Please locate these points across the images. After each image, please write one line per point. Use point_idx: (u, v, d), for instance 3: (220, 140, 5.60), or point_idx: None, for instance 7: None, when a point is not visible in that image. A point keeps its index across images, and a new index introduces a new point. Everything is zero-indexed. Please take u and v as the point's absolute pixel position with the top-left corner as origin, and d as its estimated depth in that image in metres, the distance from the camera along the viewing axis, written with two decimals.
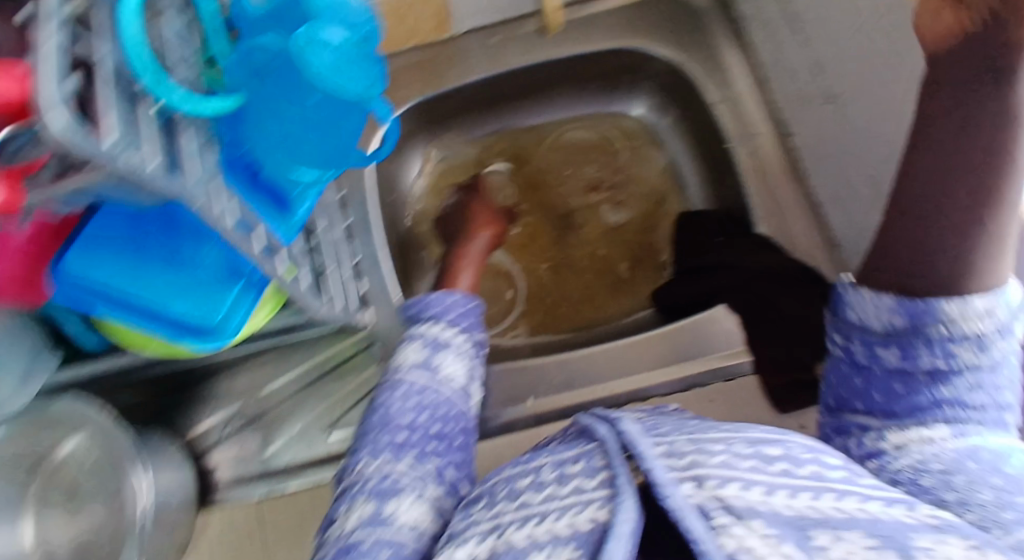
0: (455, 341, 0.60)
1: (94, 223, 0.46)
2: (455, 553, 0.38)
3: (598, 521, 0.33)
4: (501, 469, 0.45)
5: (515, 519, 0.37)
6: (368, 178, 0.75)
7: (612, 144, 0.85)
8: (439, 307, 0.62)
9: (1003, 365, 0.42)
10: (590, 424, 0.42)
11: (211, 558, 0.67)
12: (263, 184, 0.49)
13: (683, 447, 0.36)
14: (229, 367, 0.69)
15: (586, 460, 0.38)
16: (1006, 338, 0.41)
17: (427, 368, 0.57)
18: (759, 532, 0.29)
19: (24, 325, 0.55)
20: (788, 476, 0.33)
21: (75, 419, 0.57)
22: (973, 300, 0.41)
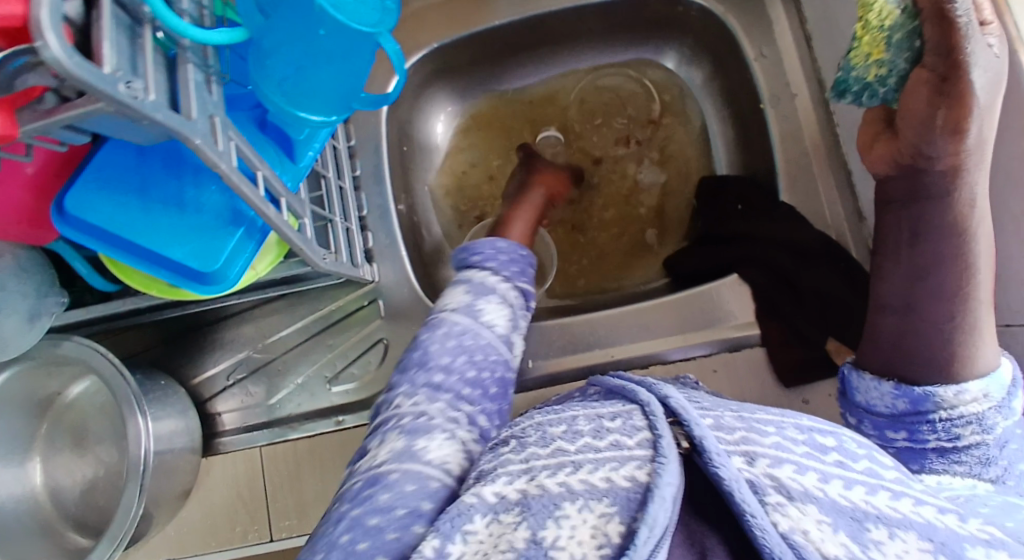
0: (499, 287, 0.57)
1: (97, 158, 0.46)
2: (482, 488, 0.35)
3: (636, 481, 0.32)
4: (532, 417, 0.43)
5: (549, 466, 0.34)
6: (381, 127, 0.72)
7: (646, 96, 0.80)
8: (486, 251, 0.60)
9: (1009, 441, 0.44)
10: (624, 383, 0.39)
11: (215, 500, 0.67)
12: (273, 129, 0.50)
13: (731, 422, 0.36)
14: (237, 315, 0.70)
15: (625, 419, 0.36)
16: (1007, 417, 0.44)
17: (468, 313, 0.54)
18: (814, 517, 0.30)
19: (33, 262, 0.56)
20: (843, 467, 0.33)
21: (83, 357, 0.56)
22: (968, 386, 0.44)
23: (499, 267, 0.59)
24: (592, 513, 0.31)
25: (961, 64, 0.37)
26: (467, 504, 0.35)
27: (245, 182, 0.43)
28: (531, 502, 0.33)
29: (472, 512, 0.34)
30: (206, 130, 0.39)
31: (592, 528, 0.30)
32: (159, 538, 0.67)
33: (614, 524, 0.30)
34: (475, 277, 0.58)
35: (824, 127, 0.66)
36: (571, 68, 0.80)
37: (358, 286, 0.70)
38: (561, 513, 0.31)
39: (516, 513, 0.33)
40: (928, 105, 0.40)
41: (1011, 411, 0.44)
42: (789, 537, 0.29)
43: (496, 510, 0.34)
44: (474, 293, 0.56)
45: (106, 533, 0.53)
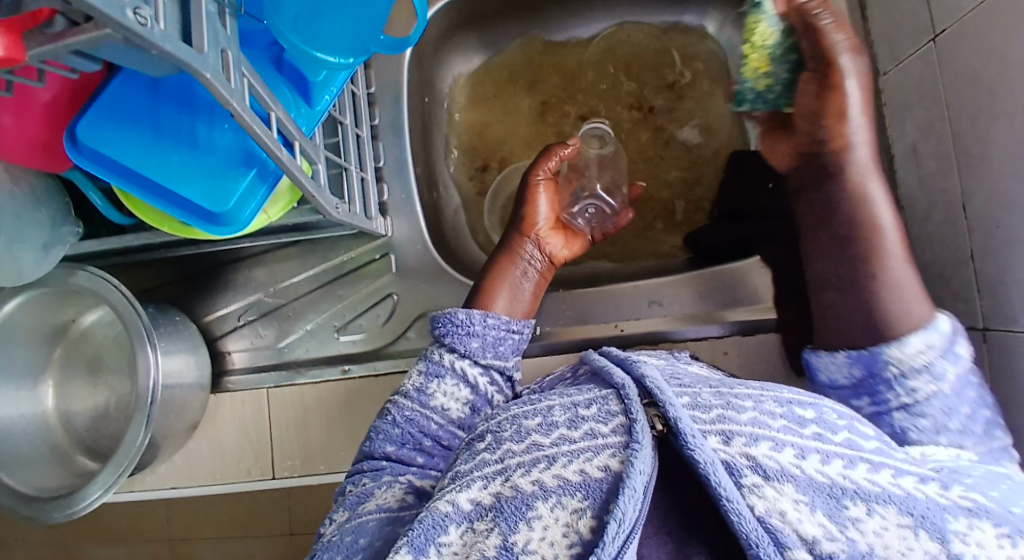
0: (455, 365, 0.53)
1: (112, 90, 0.45)
2: (456, 495, 0.36)
3: (609, 470, 0.33)
4: (508, 408, 0.43)
5: (523, 463, 0.35)
6: (403, 76, 0.70)
7: (669, 58, 0.75)
8: (443, 325, 0.55)
9: (967, 387, 0.45)
10: (605, 366, 0.40)
11: (223, 435, 0.69)
12: (288, 70, 0.49)
13: (708, 400, 0.36)
14: (250, 258, 0.70)
15: (600, 404, 0.37)
16: (957, 363, 0.45)
17: (415, 397, 0.52)
18: (791, 497, 0.30)
19: (47, 192, 0.56)
20: (822, 439, 0.34)
21: (96, 287, 0.57)
22: (908, 340, 0.45)
23: (454, 342, 0.54)
24: (564, 511, 0.32)
25: (833, 63, 0.50)
26: (442, 513, 0.35)
27: (258, 122, 0.41)
28: (504, 505, 0.34)
29: (447, 523, 0.34)
30: (218, 65, 0.38)
31: (563, 527, 0.32)
32: (166, 467, 0.69)
33: (585, 520, 0.31)
34: (432, 353, 0.55)
35: None
36: (600, 26, 0.77)
37: (371, 239, 0.69)
38: (533, 514, 0.32)
39: (488, 519, 0.33)
40: (815, 98, 0.51)
41: (960, 356, 0.45)
42: (766, 521, 0.30)
43: (470, 518, 0.34)
44: (427, 373, 0.53)
45: (112, 459, 0.55)
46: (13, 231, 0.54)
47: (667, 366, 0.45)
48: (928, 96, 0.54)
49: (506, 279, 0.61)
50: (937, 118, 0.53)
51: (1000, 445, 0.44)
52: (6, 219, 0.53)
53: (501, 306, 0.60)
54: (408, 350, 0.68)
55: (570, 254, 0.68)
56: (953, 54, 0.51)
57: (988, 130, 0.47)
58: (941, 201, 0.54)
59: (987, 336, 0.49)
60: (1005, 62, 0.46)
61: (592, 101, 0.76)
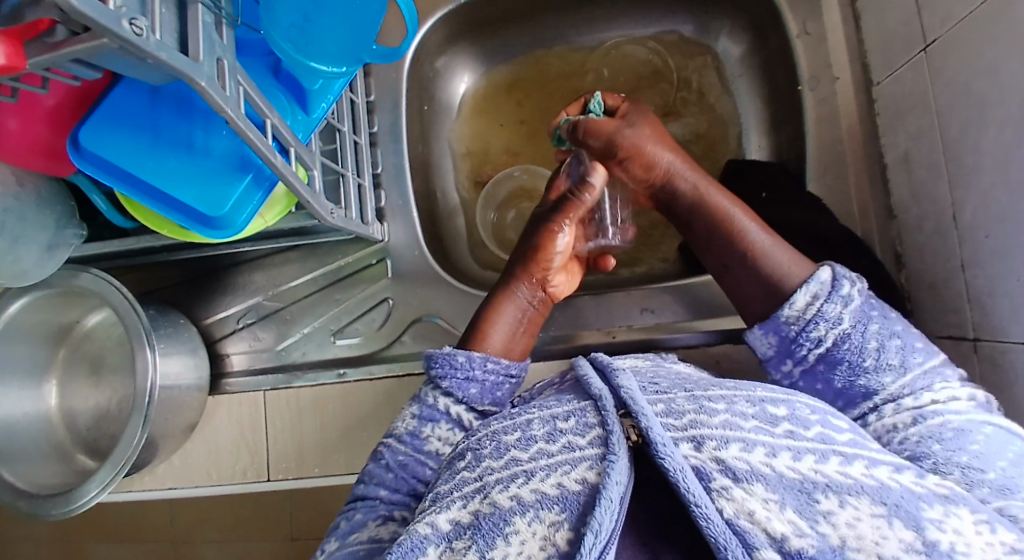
0: (450, 410, 0.52)
1: (113, 97, 0.47)
2: (436, 516, 0.35)
3: (586, 483, 0.32)
4: (488, 423, 0.42)
5: (501, 480, 0.35)
6: (402, 84, 0.71)
7: (664, 67, 0.76)
8: (441, 366, 0.53)
9: (869, 321, 0.47)
10: (585, 376, 0.41)
11: (221, 437, 0.70)
12: (285, 78, 0.51)
13: (682, 406, 0.36)
14: (249, 263, 0.72)
15: (578, 417, 0.37)
16: (847, 303, 0.47)
17: (408, 442, 0.51)
18: (760, 496, 0.30)
19: (51, 196, 0.58)
20: (793, 437, 0.33)
21: (99, 288, 0.58)
22: (794, 298, 0.49)
23: (452, 387, 0.53)
24: (541, 524, 0.32)
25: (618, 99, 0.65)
26: (421, 535, 0.35)
27: (254, 130, 0.43)
28: (482, 522, 0.33)
29: (425, 544, 0.34)
30: (214, 73, 0.39)
31: (540, 540, 0.31)
32: (165, 467, 0.70)
33: (561, 532, 0.31)
34: (425, 395, 0.53)
35: (864, 115, 0.62)
36: (598, 37, 0.77)
37: (369, 243, 0.70)
38: (511, 529, 0.32)
39: (467, 537, 0.33)
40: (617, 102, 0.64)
41: (848, 297, 0.48)
42: (735, 523, 0.29)
43: (450, 538, 0.34)
44: (420, 417, 0.52)
45: (109, 459, 0.56)
46: (17, 231, 0.55)
47: (647, 368, 0.45)
48: (921, 105, 0.54)
49: (504, 324, 0.60)
50: (930, 128, 0.53)
51: (926, 369, 0.47)
52: (11, 220, 0.54)
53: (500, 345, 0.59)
54: (402, 355, 0.69)
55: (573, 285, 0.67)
56: (944, 64, 0.51)
57: (980, 140, 0.48)
58: (932, 210, 0.54)
59: (978, 345, 0.50)
60: (996, 72, 0.46)
61: None
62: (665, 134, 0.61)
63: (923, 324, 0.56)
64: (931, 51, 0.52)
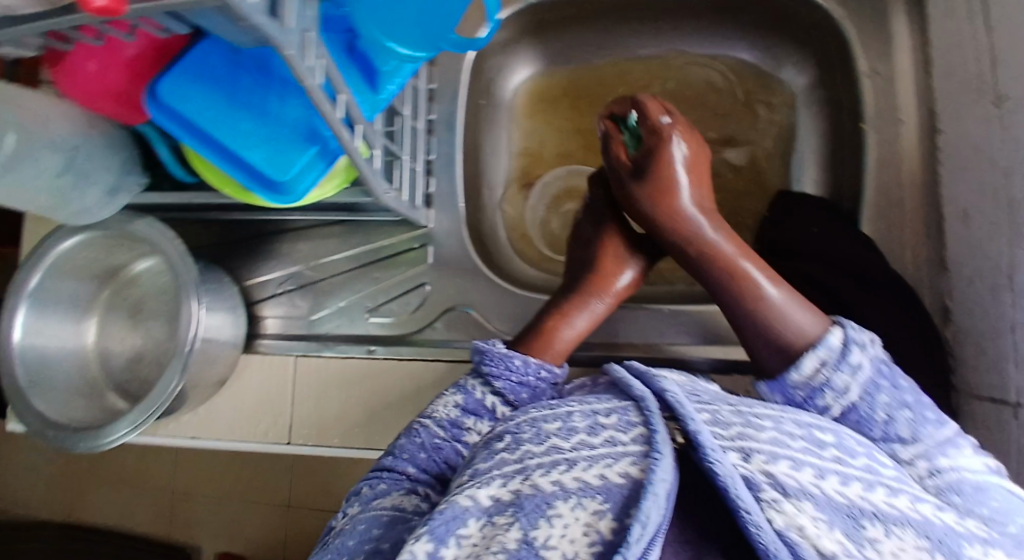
0: (493, 406, 0.53)
1: (192, 54, 0.47)
2: (476, 490, 0.36)
3: (629, 477, 0.34)
4: (527, 410, 0.44)
5: (543, 464, 0.36)
6: (464, 75, 0.72)
7: (724, 89, 0.76)
8: (493, 363, 0.55)
9: (878, 391, 0.44)
10: (625, 379, 0.42)
11: (247, 395, 0.71)
12: (358, 55, 0.51)
13: (728, 418, 0.37)
14: (295, 231, 0.73)
15: (620, 414, 0.38)
16: (856, 372, 0.44)
17: (449, 428, 0.51)
18: (810, 514, 0.31)
19: (119, 141, 0.60)
20: (842, 462, 0.35)
21: (153, 237, 0.60)
22: (802, 364, 0.46)
23: (504, 389, 0.54)
24: (585, 511, 0.33)
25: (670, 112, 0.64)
26: (461, 506, 0.36)
27: (328, 101, 0.43)
28: (524, 501, 0.34)
29: (466, 516, 0.35)
30: (297, 43, 0.39)
31: (584, 526, 0.32)
32: (189, 417, 0.72)
33: (605, 521, 0.32)
34: (473, 388, 0.54)
35: (925, 162, 0.61)
36: (662, 51, 0.78)
37: (412, 228, 0.72)
38: (553, 512, 0.33)
39: (509, 514, 0.34)
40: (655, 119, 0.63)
41: (858, 365, 0.44)
42: (785, 535, 0.30)
43: (490, 512, 0.35)
44: (464, 409, 0.53)
45: (144, 400, 0.58)
46: (85, 171, 0.57)
47: (686, 383, 0.46)
48: (986, 159, 0.54)
49: (576, 328, 0.62)
50: (992, 183, 0.53)
51: (939, 438, 0.43)
52: (80, 157, 0.56)
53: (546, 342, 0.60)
54: (432, 340, 0.70)
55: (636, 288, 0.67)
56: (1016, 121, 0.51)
57: None
58: (985, 266, 0.53)
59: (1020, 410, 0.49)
60: None
61: None
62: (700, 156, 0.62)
63: (961, 380, 0.56)
64: (1004, 107, 0.52)
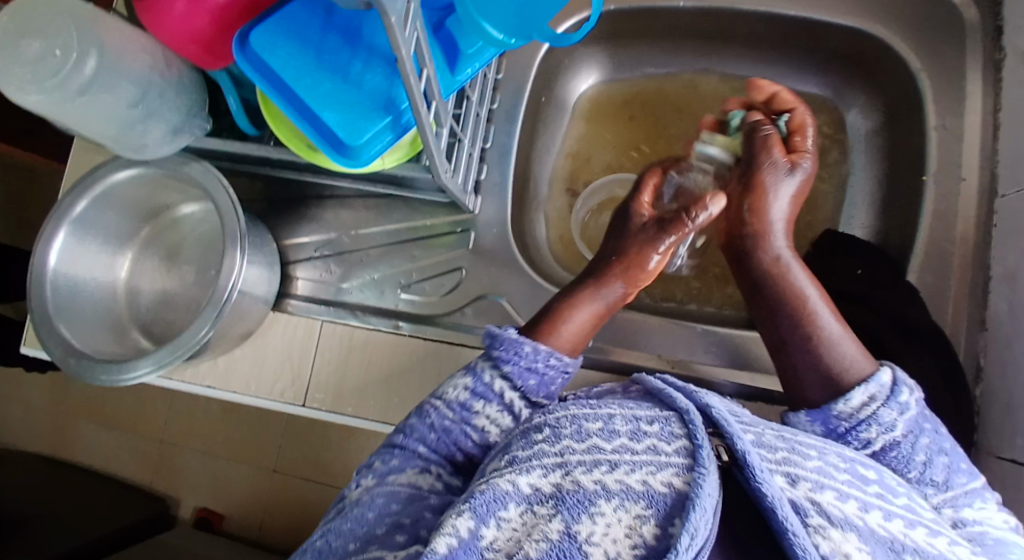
0: (505, 394, 0.51)
1: (289, 10, 0.50)
2: (516, 477, 0.36)
3: (673, 487, 0.33)
4: (566, 404, 0.42)
5: (584, 462, 0.36)
6: (533, 70, 0.73)
7: None
8: (505, 348, 0.52)
9: (921, 433, 0.46)
10: (665, 388, 0.41)
11: (268, 352, 0.72)
12: (445, 35, 0.53)
13: (772, 441, 0.37)
14: (341, 198, 0.74)
15: (663, 424, 0.38)
16: (903, 411, 0.46)
17: (457, 411, 0.50)
18: (855, 543, 0.31)
19: (189, 84, 0.61)
20: (883, 498, 0.35)
21: (207, 182, 0.60)
22: (852, 394, 0.47)
23: (512, 373, 0.51)
24: (627, 513, 0.32)
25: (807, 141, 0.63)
26: (502, 489, 0.36)
27: (414, 74, 0.43)
28: (565, 496, 0.34)
29: (507, 499, 0.35)
30: (401, 11, 0.39)
31: (626, 528, 0.32)
32: (207, 366, 0.72)
33: (648, 526, 0.32)
34: (482, 371, 0.52)
35: (980, 222, 0.62)
36: (728, 76, 0.78)
37: (457, 212, 0.72)
38: (596, 510, 0.33)
39: (550, 505, 0.34)
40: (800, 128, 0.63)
41: (905, 405, 0.46)
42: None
43: (530, 501, 0.35)
44: (472, 391, 0.51)
45: (171, 343, 0.58)
46: (154, 107, 0.58)
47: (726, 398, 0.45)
48: None
49: (578, 320, 0.59)
50: None
51: (968, 488, 0.45)
52: (153, 93, 0.57)
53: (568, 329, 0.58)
54: (459, 324, 0.70)
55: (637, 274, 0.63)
56: None
57: None
58: None
59: None
60: None
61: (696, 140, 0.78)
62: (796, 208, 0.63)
63: (983, 439, 0.56)
64: None
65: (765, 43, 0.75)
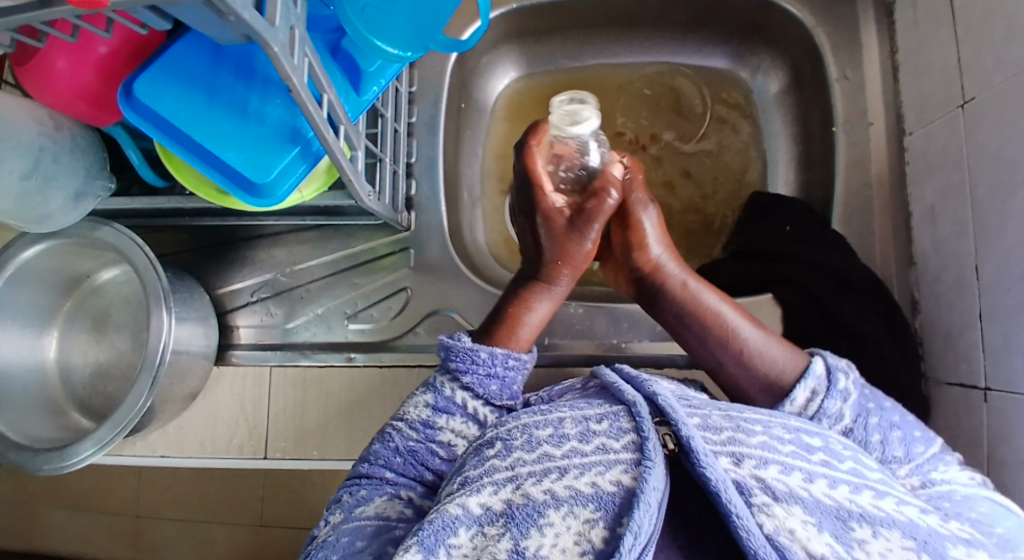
0: (467, 404, 0.49)
1: (174, 52, 0.47)
2: (466, 499, 0.35)
3: (622, 485, 0.33)
4: (516, 415, 0.42)
5: (534, 472, 0.35)
6: (445, 80, 0.72)
7: (697, 95, 0.78)
8: (461, 360, 0.51)
9: (869, 414, 0.46)
10: (616, 383, 0.41)
11: (221, 407, 0.69)
12: (343, 57, 0.51)
13: (718, 422, 0.37)
14: (272, 237, 0.72)
15: (611, 420, 0.38)
16: (846, 397, 0.47)
17: (420, 430, 0.48)
18: (800, 518, 0.31)
19: (84, 146, 0.58)
20: (829, 465, 0.35)
21: (121, 243, 0.57)
22: (795, 393, 0.48)
23: (472, 383, 0.50)
24: (576, 520, 0.32)
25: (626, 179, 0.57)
26: (451, 515, 0.35)
27: (313, 102, 0.42)
28: (515, 512, 0.34)
29: (456, 525, 0.34)
30: (285, 40, 0.38)
31: (575, 535, 0.32)
32: (158, 434, 0.69)
33: (597, 530, 0.32)
34: (441, 385, 0.50)
35: (893, 163, 0.64)
36: (638, 56, 0.79)
37: (393, 232, 0.71)
38: (545, 521, 0.32)
39: (499, 525, 0.33)
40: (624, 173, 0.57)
41: (846, 392, 0.47)
42: (775, 538, 0.31)
43: (481, 522, 0.34)
44: (435, 407, 0.49)
45: (110, 419, 0.55)
46: (49, 174, 0.55)
47: (677, 387, 0.46)
48: (952, 161, 0.56)
49: (536, 319, 0.57)
50: (958, 183, 0.56)
51: (928, 455, 0.45)
52: (45, 160, 0.54)
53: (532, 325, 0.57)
54: (414, 345, 0.69)
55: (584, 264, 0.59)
56: (981, 122, 0.53)
57: (1007, 208, 0.50)
58: (953, 262, 0.56)
59: (989, 395, 0.52)
60: None
61: (619, 124, 0.78)
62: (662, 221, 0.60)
63: (931, 369, 0.58)
64: (968, 109, 0.54)
65: (667, 21, 0.76)
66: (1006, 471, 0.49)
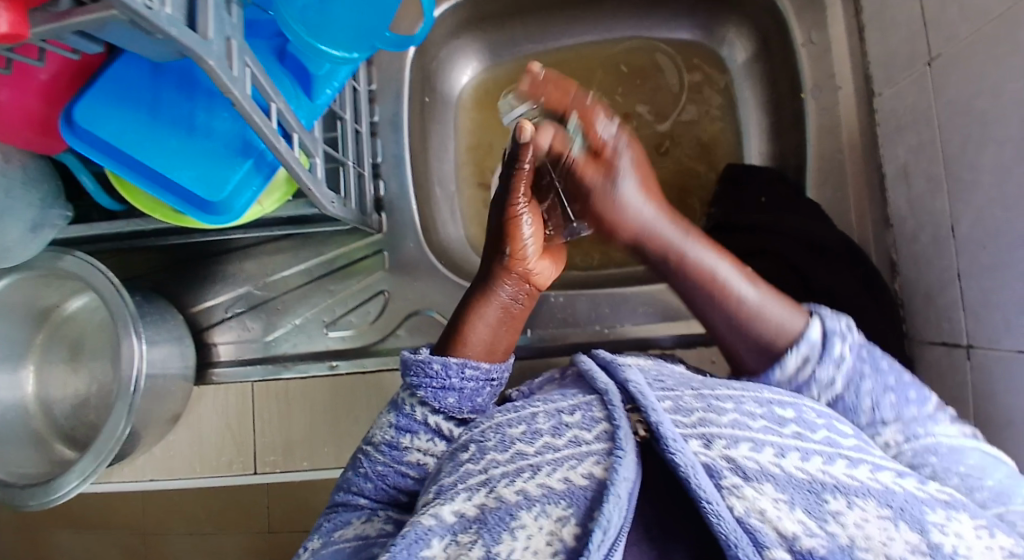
0: (429, 420, 0.47)
1: (109, 71, 0.45)
2: (439, 508, 0.35)
3: (594, 477, 0.33)
4: (492, 413, 0.42)
5: (507, 474, 0.35)
6: (406, 75, 0.71)
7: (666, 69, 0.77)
8: (417, 374, 0.48)
9: (862, 379, 0.45)
10: (590, 370, 0.41)
11: (207, 426, 0.68)
12: (290, 61, 0.50)
13: (690, 403, 0.37)
14: (243, 250, 0.70)
15: (584, 411, 0.37)
16: (840, 365, 0.45)
17: (387, 451, 0.47)
18: (771, 496, 0.31)
19: (36, 176, 0.56)
20: (801, 437, 0.35)
21: (82, 271, 0.56)
22: (786, 361, 0.46)
23: (427, 397, 0.48)
24: (548, 519, 0.32)
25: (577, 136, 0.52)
26: (425, 526, 0.34)
27: (261, 113, 0.40)
28: (488, 516, 0.33)
29: (429, 536, 0.34)
30: (222, 52, 0.37)
31: (547, 535, 0.31)
32: (145, 458, 0.68)
33: (568, 528, 0.31)
34: (403, 403, 0.49)
35: (865, 124, 0.63)
36: (602, 33, 0.77)
37: (365, 235, 0.69)
38: (517, 523, 0.32)
39: (472, 532, 0.33)
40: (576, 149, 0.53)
41: (841, 358, 0.45)
42: (745, 521, 0.30)
43: (454, 530, 0.34)
44: (397, 427, 0.48)
45: (90, 450, 0.54)
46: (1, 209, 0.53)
47: (651, 367, 0.46)
48: (922, 119, 0.55)
49: (484, 324, 0.52)
50: (930, 141, 0.54)
51: (922, 416, 0.45)
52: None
53: (483, 333, 0.52)
54: (396, 347, 0.68)
55: (557, 274, 0.59)
56: (947, 78, 0.52)
57: (979, 165, 0.49)
58: (929, 221, 0.55)
59: (971, 353, 0.51)
60: (998, 91, 0.47)
61: None
62: (649, 175, 0.52)
63: (914, 330, 0.58)
64: (934, 66, 0.53)
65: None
66: (993, 427, 0.49)
